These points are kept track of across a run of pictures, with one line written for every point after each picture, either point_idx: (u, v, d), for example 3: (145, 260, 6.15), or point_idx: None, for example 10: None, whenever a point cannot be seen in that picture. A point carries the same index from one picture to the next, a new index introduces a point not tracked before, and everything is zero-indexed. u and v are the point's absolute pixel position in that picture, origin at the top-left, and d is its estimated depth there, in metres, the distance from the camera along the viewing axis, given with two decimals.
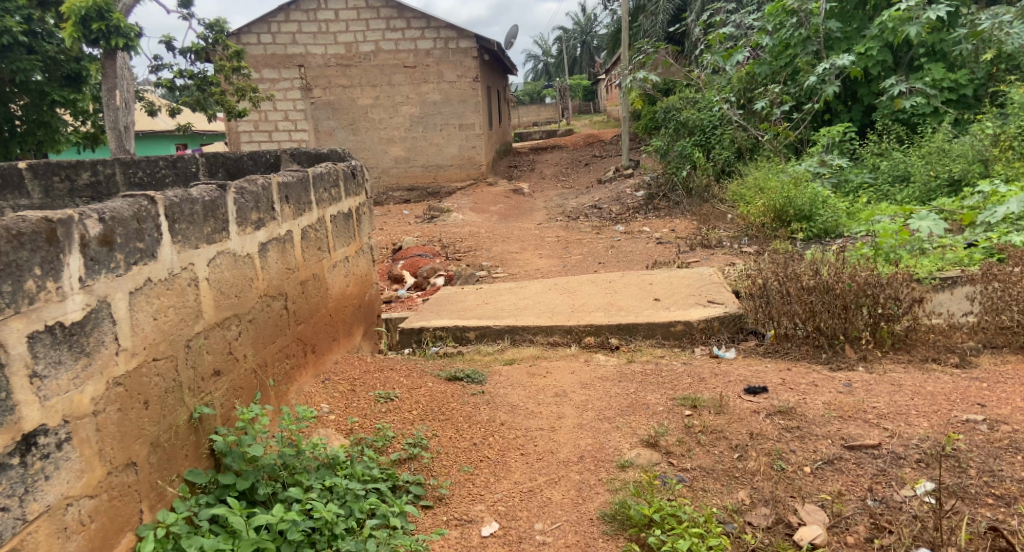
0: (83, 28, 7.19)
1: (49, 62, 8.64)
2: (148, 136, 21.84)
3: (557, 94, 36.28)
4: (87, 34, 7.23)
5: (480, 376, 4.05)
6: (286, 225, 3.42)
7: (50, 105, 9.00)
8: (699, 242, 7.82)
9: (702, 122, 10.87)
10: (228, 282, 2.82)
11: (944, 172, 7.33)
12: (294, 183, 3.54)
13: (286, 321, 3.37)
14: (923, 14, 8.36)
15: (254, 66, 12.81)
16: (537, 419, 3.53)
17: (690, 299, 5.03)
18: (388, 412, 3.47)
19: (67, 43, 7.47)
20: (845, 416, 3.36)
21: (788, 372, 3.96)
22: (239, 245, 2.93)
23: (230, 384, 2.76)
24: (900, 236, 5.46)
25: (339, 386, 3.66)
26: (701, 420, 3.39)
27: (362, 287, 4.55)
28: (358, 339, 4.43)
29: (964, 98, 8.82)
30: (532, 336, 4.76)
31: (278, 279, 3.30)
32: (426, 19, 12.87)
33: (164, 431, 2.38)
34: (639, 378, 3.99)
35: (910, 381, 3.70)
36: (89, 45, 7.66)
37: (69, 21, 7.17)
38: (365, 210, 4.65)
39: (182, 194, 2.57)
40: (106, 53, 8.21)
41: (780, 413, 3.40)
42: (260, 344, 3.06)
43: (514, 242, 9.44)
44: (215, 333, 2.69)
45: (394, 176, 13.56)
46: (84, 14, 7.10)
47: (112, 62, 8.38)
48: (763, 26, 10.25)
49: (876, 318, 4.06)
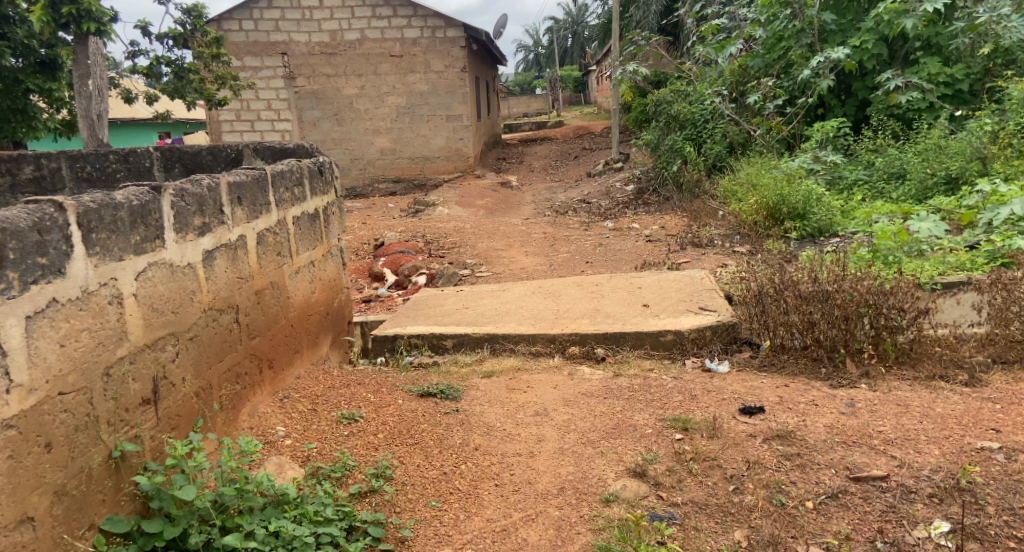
0: (52, 12, 6.79)
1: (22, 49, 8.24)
2: (127, 123, 21.36)
3: (546, 84, 36.16)
4: (57, 18, 6.82)
5: (455, 391, 3.74)
6: (238, 229, 3.09)
7: (25, 92, 8.61)
8: (690, 242, 7.52)
9: (693, 116, 10.59)
10: (163, 297, 2.51)
11: (942, 169, 7.07)
12: (249, 183, 3.22)
13: (237, 337, 3.05)
14: (920, 6, 8.09)
15: (235, 53, 12.40)
16: (514, 444, 3.23)
17: (680, 306, 4.73)
18: (351, 436, 3.16)
19: (35, 27, 7.06)
20: (849, 441, 3.04)
21: (786, 388, 3.67)
22: (178, 255, 2.61)
23: (164, 414, 2.46)
24: (900, 237, 5.20)
25: (298, 406, 3.35)
26: (693, 446, 3.09)
27: (329, 293, 4.23)
28: (325, 349, 4.11)
29: (959, 93, 8.57)
30: (513, 345, 4.45)
31: (228, 291, 2.98)
32: (413, 7, 12.49)
33: (72, 477, 2.11)
34: (627, 395, 3.69)
35: (918, 401, 3.40)
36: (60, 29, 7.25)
37: (37, 4, 6.72)
38: (335, 209, 4.34)
39: (102, 198, 2.28)
40: (78, 38, 7.79)
41: (778, 438, 3.09)
42: (204, 364, 2.75)
43: (500, 239, 9.13)
44: (144, 356, 2.39)
45: (379, 168, 13.20)
46: None
47: (84, 47, 7.96)
48: (756, 17, 9.96)
49: (878, 330, 3.78)
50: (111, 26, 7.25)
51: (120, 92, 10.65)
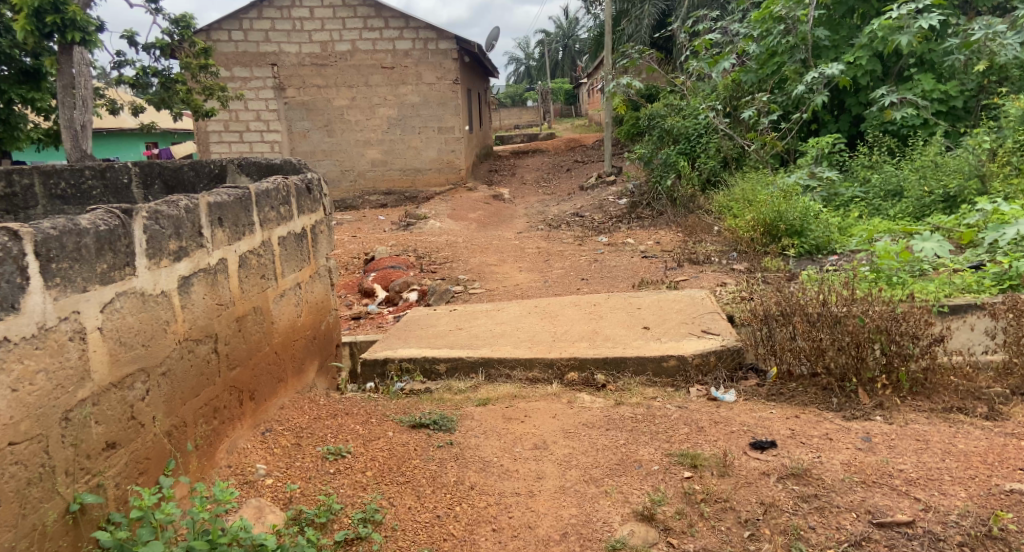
0: (37, 21, 6.60)
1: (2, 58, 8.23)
2: (116, 132, 21.28)
3: (539, 96, 35.94)
4: (41, 27, 6.64)
5: (449, 422, 3.53)
6: (217, 253, 2.91)
7: (10, 104, 8.85)
8: (688, 258, 7.34)
9: (686, 130, 10.44)
10: (133, 329, 2.31)
11: (939, 187, 6.93)
12: (230, 202, 3.04)
13: (215, 368, 2.86)
14: (914, 23, 8.00)
15: (223, 64, 12.23)
16: (512, 482, 3.03)
17: (682, 329, 4.55)
18: (337, 474, 2.95)
19: (20, 37, 6.87)
20: (869, 481, 2.87)
21: (796, 420, 3.48)
22: (151, 283, 2.41)
23: (130, 459, 2.26)
24: (903, 257, 5.05)
25: (281, 441, 3.15)
26: (703, 485, 2.91)
27: (316, 316, 4.02)
28: (311, 376, 3.90)
29: (953, 110, 8.44)
30: (509, 371, 4.24)
31: (206, 319, 2.78)
32: (405, 19, 12.36)
33: (24, 537, 1.93)
34: (630, 426, 3.50)
35: (938, 435, 3.22)
36: (44, 38, 7.06)
37: (19, 13, 6.54)
38: (323, 227, 4.14)
39: (64, 224, 2.09)
40: (64, 48, 7.60)
41: (793, 477, 2.91)
42: (177, 400, 2.55)
43: (493, 253, 8.95)
44: (109, 397, 2.20)
45: (370, 179, 13.00)
46: (37, 6, 6.50)
47: (68, 56, 7.75)
48: (749, 32, 9.88)
49: (890, 358, 3.60)
50: (97, 35, 7.09)
51: (105, 103, 10.50)
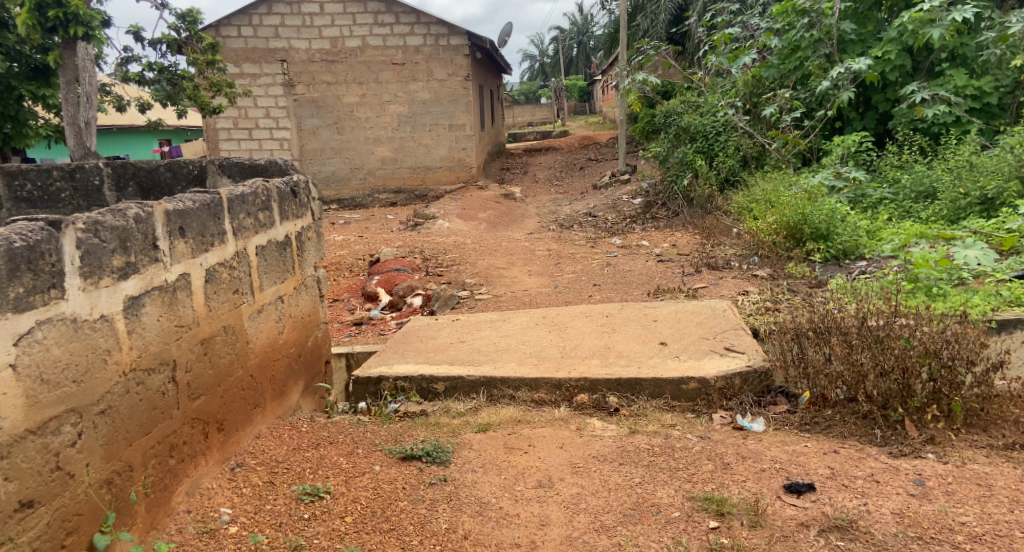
0: (38, 15, 6.24)
1: (11, 53, 8.54)
2: (123, 132, 21.36)
3: (552, 92, 35.32)
4: (43, 22, 6.29)
5: (444, 454, 3.15)
6: (180, 266, 2.57)
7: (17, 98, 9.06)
8: (706, 263, 6.89)
9: (704, 128, 10.04)
10: (57, 363, 2.07)
11: (975, 189, 6.44)
12: (197, 209, 2.68)
13: (174, 399, 2.54)
14: (947, 16, 7.54)
15: (232, 60, 11.89)
16: (511, 530, 2.65)
17: (703, 345, 4.14)
18: (312, 520, 2.58)
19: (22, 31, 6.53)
20: (925, 537, 2.48)
21: (836, 456, 3.09)
22: (85, 307, 2.16)
23: (54, 518, 2.07)
24: (942, 264, 4.65)
25: (253, 476, 2.80)
26: (733, 539, 2.53)
27: (303, 331, 3.64)
28: (296, 398, 3.53)
29: (987, 106, 7.96)
30: (513, 391, 3.86)
31: (162, 343, 2.47)
32: (416, 14, 12.01)
33: None
34: (647, 461, 3.11)
35: (1003, 480, 2.82)
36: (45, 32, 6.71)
37: (22, 7, 6.18)
38: (312, 233, 3.76)
39: None
40: (67, 42, 7.20)
41: (836, 530, 2.54)
42: (118, 441, 2.28)
43: (502, 255, 8.56)
44: (24, 447, 1.99)
45: (380, 177, 12.65)
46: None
47: (71, 51, 7.33)
48: (770, 25, 9.40)
49: (941, 387, 3.18)
50: (101, 30, 6.69)
51: (112, 99, 10.22)
